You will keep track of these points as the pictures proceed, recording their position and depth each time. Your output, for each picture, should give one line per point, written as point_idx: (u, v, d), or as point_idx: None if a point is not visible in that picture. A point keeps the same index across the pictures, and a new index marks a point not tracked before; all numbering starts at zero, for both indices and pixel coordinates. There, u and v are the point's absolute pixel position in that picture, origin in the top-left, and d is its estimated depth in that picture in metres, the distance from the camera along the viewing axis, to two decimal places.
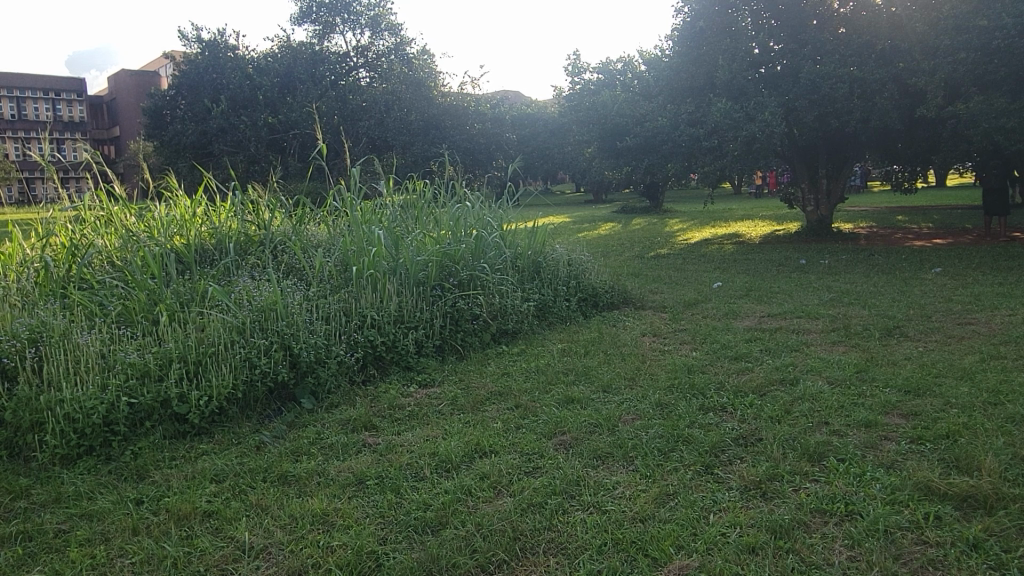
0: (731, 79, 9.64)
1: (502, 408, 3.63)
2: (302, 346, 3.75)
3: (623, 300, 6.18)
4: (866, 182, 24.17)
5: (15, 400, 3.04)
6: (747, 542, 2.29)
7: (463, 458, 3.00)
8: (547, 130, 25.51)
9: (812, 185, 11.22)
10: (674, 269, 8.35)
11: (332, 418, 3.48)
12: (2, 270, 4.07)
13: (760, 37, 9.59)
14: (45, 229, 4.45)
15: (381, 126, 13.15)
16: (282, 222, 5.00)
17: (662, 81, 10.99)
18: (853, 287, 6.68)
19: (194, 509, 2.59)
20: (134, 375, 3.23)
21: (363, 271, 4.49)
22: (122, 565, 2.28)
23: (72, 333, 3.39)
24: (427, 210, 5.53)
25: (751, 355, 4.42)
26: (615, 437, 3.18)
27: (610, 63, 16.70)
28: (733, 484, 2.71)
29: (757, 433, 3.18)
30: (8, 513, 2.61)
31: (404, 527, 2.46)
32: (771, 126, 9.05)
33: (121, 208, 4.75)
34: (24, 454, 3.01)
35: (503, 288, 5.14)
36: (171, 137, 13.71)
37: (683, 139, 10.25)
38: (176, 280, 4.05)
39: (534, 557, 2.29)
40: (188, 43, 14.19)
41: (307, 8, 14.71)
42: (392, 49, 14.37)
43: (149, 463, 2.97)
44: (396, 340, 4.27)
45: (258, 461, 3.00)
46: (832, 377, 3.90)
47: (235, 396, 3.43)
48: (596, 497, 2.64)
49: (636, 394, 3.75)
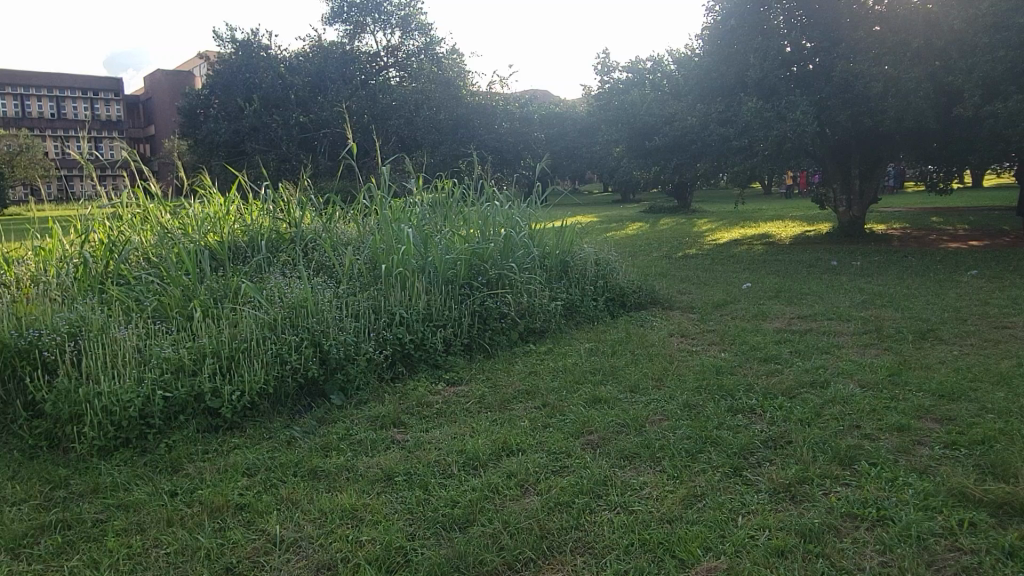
0: (763, 78, 9.54)
1: (529, 407, 3.63)
2: (332, 343, 3.79)
3: (651, 300, 6.15)
4: (900, 182, 23.74)
5: (55, 392, 3.12)
6: (776, 544, 2.28)
7: (491, 456, 3.01)
8: (576, 128, 25.44)
9: (844, 185, 11.07)
10: (703, 269, 8.30)
11: (361, 414, 3.52)
12: (43, 266, 4.19)
13: (792, 35, 9.47)
14: (84, 226, 4.55)
15: (410, 126, 13.23)
16: (313, 220, 5.07)
17: (692, 79, 10.89)
18: (887, 289, 6.58)
19: (226, 502, 2.63)
20: (169, 369, 3.30)
21: (392, 269, 4.54)
22: (157, 554, 2.33)
23: (110, 328, 3.46)
24: (456, 209, 5.55)
25: (781, 356, 4.38)
26: (643, 437, 3.17)
27: (641, 61, 16.55)
28: (762, 487, 2.69)
29: (787, 436, 3.15)
30: (48, 502, 2.68)
31: (433, 524, 2.48)
32: (803, 125, 8.94)
33: (157, 206, 4.85)
34: (64, 445, 3.09)
35: (530, 287, 5.16)
36: (206, 135, 13.93)
37: (713, 138, 10.17)
38: (209, 277, 4.12)
39: (561, 556, 2.29)
40: (221, 43, 14.36)
41: (339, 8, 14.64)
42: (422, 48, 14.31)
43: (183, 456, 3.03)
44: (424, 338, 4.31)
45: (289, 455, 3.05)
46: (863, 381, 3.84)
47: (267, 391, 3.49)
48: (623, 498, 2.64)
49: (664, 394, 3.74)
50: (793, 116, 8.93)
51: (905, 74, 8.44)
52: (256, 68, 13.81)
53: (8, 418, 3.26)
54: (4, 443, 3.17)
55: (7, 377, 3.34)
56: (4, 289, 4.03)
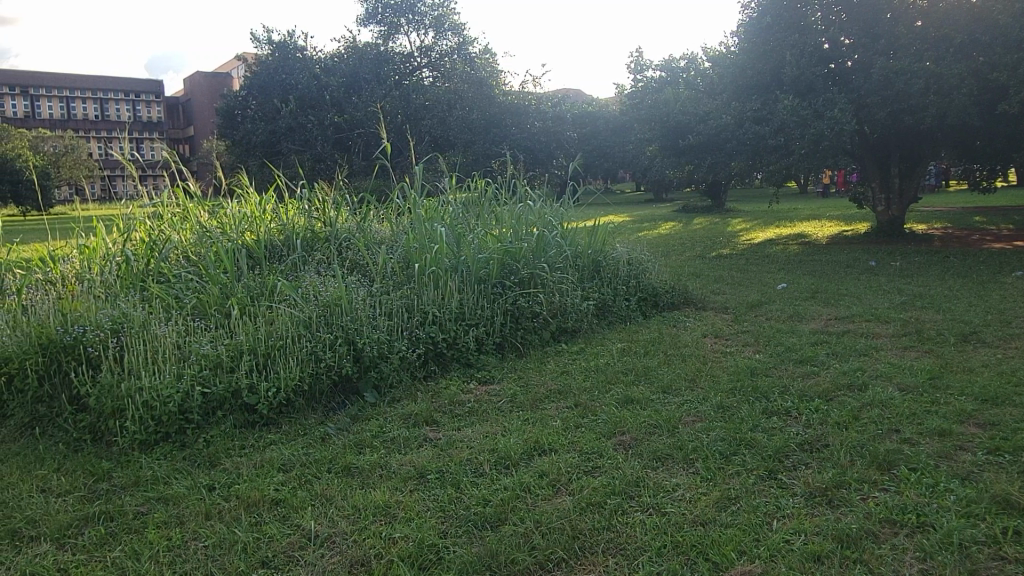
0: (800, 75, 9.40)
1: (561, 407, 3.63)
2: (366, 341, 3.83)
3: (685, 300, 6.10)
4: (941, 180, 23.19)
5: (99, 386, 3.19)
6: (813, 549, 2.24)
7: (523, 455, 3.02)
8: (610, 127, 25.28)
9: (883, 184, 10.85)
10: (737, 270, 8.21)
11: (395, 412, 3.55)
12: (87, 264, 4.30)
13: (830, 31, 9.32)
14: (127, 225, 4.66)
15: (443, 125, 13.32)
16: (347, 219, 5.13)
17: (727, 77, 10.76)
18: (928, 290, 6.43)
19: (263, 496, 2.68)
20: (208, 366, 3.37)
21: (426, 268, 4.57)
22: (196, 547, 2.37)
23: (151, 324, 3.54)
24: (490, 209, 5.58)
25: (818, 358, 4.31)
26: (676, 438, 3.15)
27: (675, 60, 16.38)
28: (798, 491, 2.65)
29: (823, 439, 3.10)
30: (92, 494, 2.75)
31: (465, 522, 2.49)
32: (841, 123, 8.78)
33: (196, 205, 4.95)
34: (107, 438, 3.17)
35: (563, 286, 5.16)
36: (243, 136, 14.15)
37: (748, 137, 10.04)
38: (247, 275, 4.20)
39: (593, 556, 2.29)
40: (258, 44, 14.55)
41: (374, 9, 14.74)
42: (455, 48, 14.36)
43: (221, 450, 3.08)
44: (457, 337, 4.32)
45: (324, 452, 3.08)
46: (903, 384, 3.76)
47: (302, 388, 3.54)
48: (656, 499, 2.62)
49: (697, 395, 3.71)
50: (831, 114, 8.78)
51: (947, 70, 8.24)
52: (292, 69, 13.98)
53: (53, 411, 3.35)
54: (50, 436, 3.27)
55: (52, 372, 3.44)
56: (51, 286, 4.15)
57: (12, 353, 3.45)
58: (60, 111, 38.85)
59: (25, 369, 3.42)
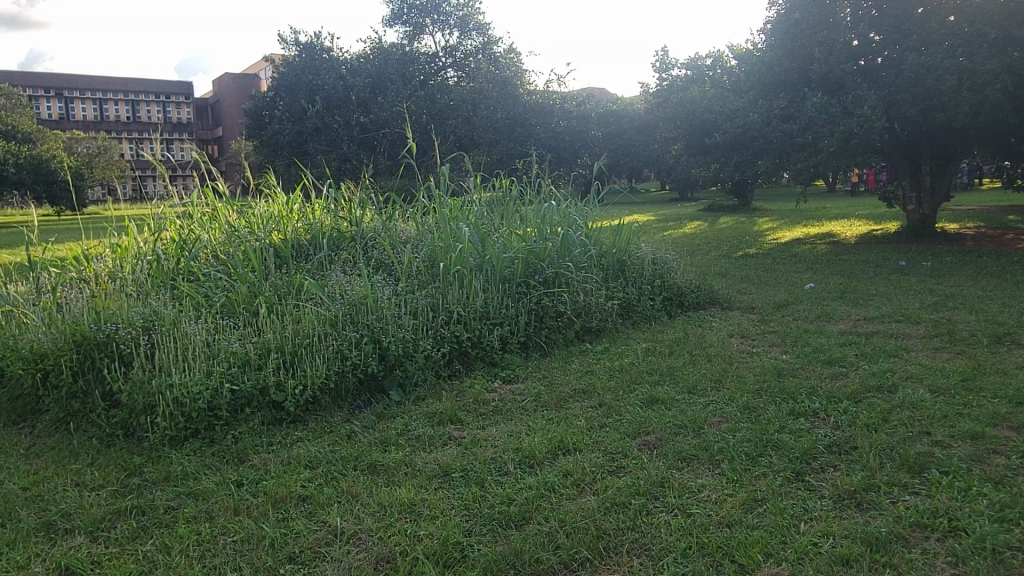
0: (829, 72, 9.30)
1: (586, 406, 3.63)
2: (391, 340, 3.86)
3: (710, 300, 6.05)
4: (974, 178, 22.73)
5: (131, 382, 3.25)
6: (841, 552, 2.22)
7: (548, 454, 3.02)
8: (634, 126, 25.16)
9: (913, 183, 10.67)
10: (764, 269, 8.12)
11: (419, 411, 3.57)
12: (119, 263, 4.38)
13: (860, 27, 9.19)
14: (158, 224, 4.75)
15: (467, 125, 13.34)
16: (373, 218, 5.17)
17: (754, 74, 10.65)
18: (960, 291, 6.31)
19: (290, 493, 2.71)
20: (236, 363, 3.42)
21: (450, 267, 4.59)
22: (225, 542, 2.41)
23: (181, 323, 3.60)
24: (514, 208, 5.58)
25: (846, 359, 4.26)
26: (701, 439, 3.13)
27: (701, 58, 16.22)
28: (826, 493, 2.62)
29: (852, 441, 3.06)
30: (124, 488, 2.81)
31: (489, 520, 2.50)
32: (871, 120, 8.64)
33: (225, 205, 5.02)
34: (138, 434, 3.23)
35: (587, 286, 5.14)
36: (271, 136, 14.29)
37: (776, 135, 9.94)
38: (275, 274, 4.25)
39: (617, 557, 2.28)
40: (285, 46, 14.68)
41: (399, 10, 14.78)
42: (480, 48, 14.35)
43: (249, 447, 3.12)
44: (481, 336, 4.33)
45: (349, 449, 3.11)
46: (934, 386, 3.69)
47: (328, 386, 3.57)
48: (682, 499, 2.61)
49: (723, 395, 3.69)
50: (860, 111, 8.65)
51: (980, 66, 8.07)
52: (319, 69, 14.09)
53: (87, 407, 3.42)
54: (83, 431, 3.34)
55: (86, 368, 3.50)
56: (85, 285, 4.24)
57: (47, 349, 3.52)
58: (93, 113, 39.59)
59: (59, 366, 3.49)
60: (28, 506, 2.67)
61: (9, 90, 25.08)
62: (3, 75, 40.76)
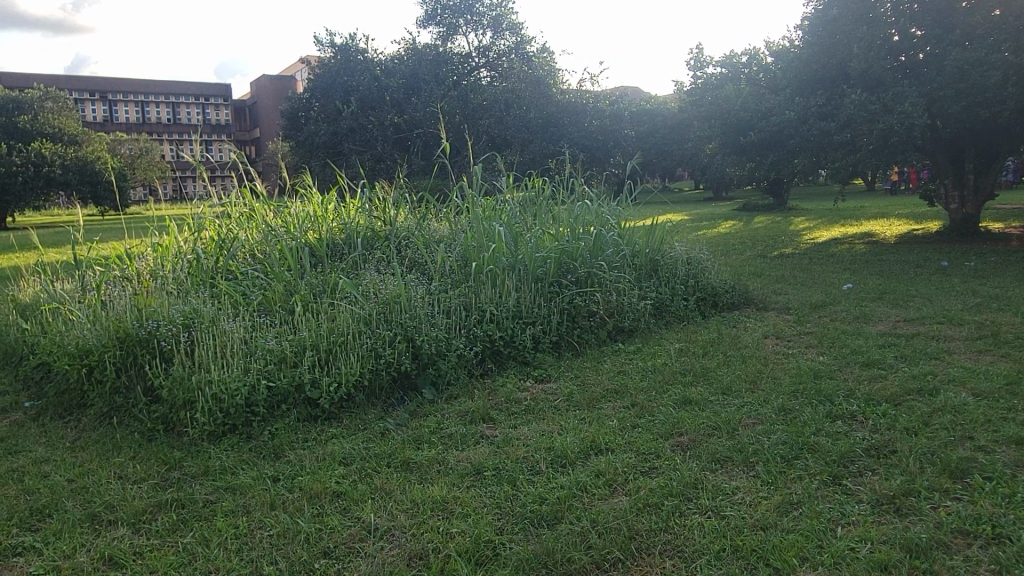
0: (868, 69, 9.11)
1: (618, 406, 3.61)
2: (425, 339, 3.88)
3: (745, 300, 5.99)
4: (1019, 177, 22.14)
5: (171, 379, 3.33)
6: (879, 558, 2.18)
7: (580, 454, 3.01)
8: (667, 125, 24.98)
9: (956, 181, 10.42)
10: (800, 269, 8.00)
11: (452, 409, 3.59)
12: (161, 262, 4.50)
13: (901, 22, 8.99)
14: (197, 224, 4.86)
15: (500, 125, 13.37)
16: (407, 217, 5.21)
17: (790, 71, 10.49)
18: (1004, 292, 6.15)
19: (325, 489, 2.75)
20: (272, 360, 3.48)
21: (483, 266, 4.62)
22: (262, 536, 2.45)
23: (220, 320, 3.67)
24: (547, 207, 5.59)
25: (885, 361, 4.17)
26: (735, 441, 3.09)
27: (736, 55, 15.97)
28: (864, 497, 2.58)
29: (891, 444, 3.00)
30: (164, 482, 2.88)
31: (522, 519, 2.51)
32: (912, 117, 8.45)
33: (262, 205, 5.12)
34: (178, 429, 3.30)
35: (620, 286, 5.12)
36: (307, 137, 14.47)
37: (813, 133, 9.76)
38: (310, 273, 4.32)
39: (650, 558, 2.27)
40: (321, 47, 14.86)
41: (433, 11, 14.82)
42: (512, 48, 14.32)
43: (285, 443, 3.17)
44: (514, 335, 4.34)
45: (383, 446, 3.14)
46: (977, 390, 3.60)
47: (362, 383, 3.61)
48: (715, 502, 2.58)
49: (758, 396, 3.65)
50: (901, 108, 8.47)
51: None
52: (354, 71, 14.23)
53: (129, 402, 3.50)
54: (126, 425, 3.42)
55: (129, 364, 3.59)
56: (128, 282, 4.36)
57: (92, 346, 3.63)
58: (136, 115, 40.55)
59: (103, 362, 3.59)
60: (73, 498, 2.74)
61: (55, 94, 25.77)
62: (50, 79, 42.02)
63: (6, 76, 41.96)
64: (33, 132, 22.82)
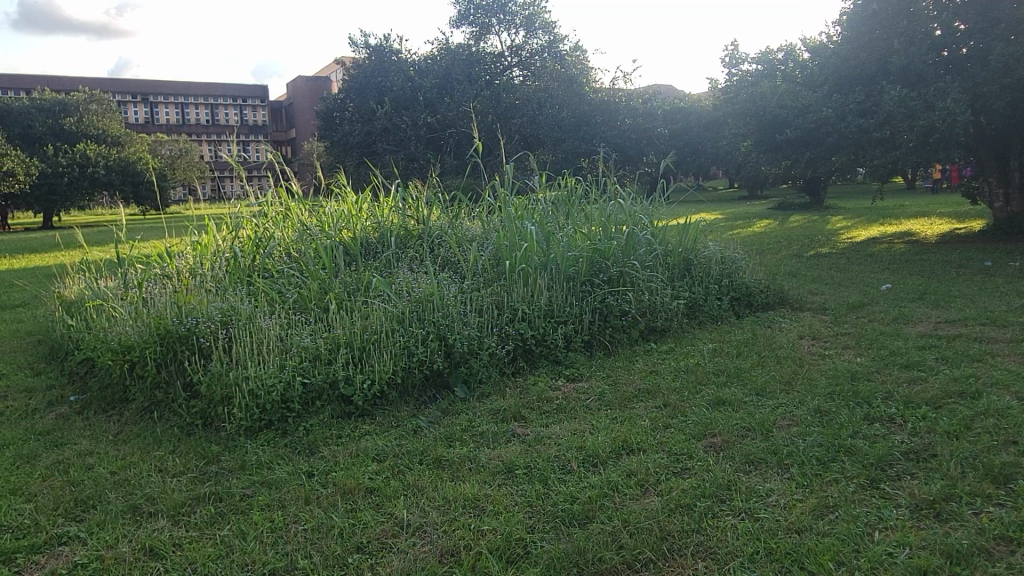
0: (908, 64, 8.92)
1: (650, 406, 3.59)
2: (457, 337, 3.90)
3: (780, 300, 5.91)
4: None
5: (210, 375, 3.40)
6: (918, 564, 2.14)
7: (611, 454, 3.01)
8: (701, 122, 24.73)
9: (1000, 178, 10.14)
10: (837, 269, 7.86)
11: (484, 407, 3.61)
12: (200, 260, 4.60)
13: (942, 17, 8.78)
14: (235, 223, 4.96)
15: (533, 124, 13.37)
16: (439, 216, 5.24)
17: (828, 68, 10.31)
18: None
19: (358, 485, 2.78)
20: (308, 358, 3.54)
21: (515, 266, 4.63)
22: (297, 530, 2.49)
23: (256, 318, 3.75)
24: (579, 207, 5.59)
25: (925, 363, 4.08)
26: (770, 443, 3.05)
27: (772, 52, 15.73)
28: (902, 502, 2.53)
29: (931, 448, 2.93)
30: (202, 475, 2.94)
31: (553, 518, 2.51)
32: (954, 114, 8.20)
33: (298, 205, 5.21)
34: (216, 424, 3.36)
35: (652, 285, 5.08)
36: (341, 138, 14.63)
37: (851, 130, 9.59)
38: (344, 271, 4.38)
39: (682, 559, 2.26)
40: (356, 48, 14.99)
41: (466, 11, 14.84)
42: (545, 47, 14.25)
43: (319, 439, 3.21)
44: (546, 334, 4.34)
45: (416, 443, 3.17)
46: (1021, 393, 3.51)
47: (395, 381, 3.64)
48: (749, 503, 2.56)
49: (794, 398, 3.59)
50: (943, 105, 8.24)
51: None
52: (388, 71, 14.34)
53: (169, 397, 3.58)
54: (165, 419, 3.50)
55: (169, 360, 3.67)
56: (168, 280, 4.47)
57: (134, 342, 3.73)
58: (176, 116, 41.40)
59: (144, 357, 3.68)
60: (115, 490, 2.82)
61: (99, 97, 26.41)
62: (94, 82, 43.21)
63: (52, 79, 43.23)
64: (77, 134, 23.49)
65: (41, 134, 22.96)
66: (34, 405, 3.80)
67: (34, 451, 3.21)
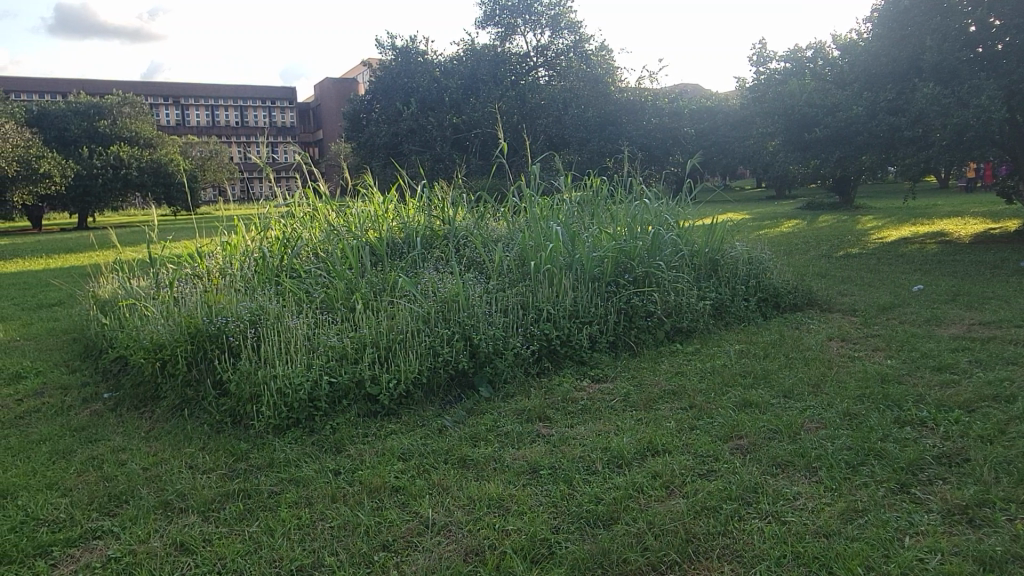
0: (941, 61, 8.75)
1: (676, 408, 3.57)
2: (482, 337, 3.92)
3: (809, 301, 5.83)
4: None
5: (239, 373, 3.46)
6: (950, 569, 2.10)
7: (636, 455, 3.00)
8: (728, 121, 24.51)
9: None
10: (867, 270, 7.74)
11: (508, 407, 3.62)
12: (229, 260, 4.67)
13: (977, 12, 8.62)
14: (263, 223, 5.03)
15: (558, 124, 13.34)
16: (464, 216, 5.26)
17: (858, 65, 10.14)
18: None
19: (384, 483, 2.80)
20: (334, 357, 3.58)
21: (540, 266, 4.64)
22: (323, 527, 2.52)
23: (284, 317, 3.80)
24: (605, 207, 5.57)
25: (958, 366, 4.00)
26: (797, 445, 3.02)
27: (801, 50, 15.52)
28: (934, 507, 2.48)
29: (964, 452, 2.88)
30: (232, 472, 2.98)
31: (577, 519, 2.51)
32: (989, 112, 8.04)
33: (325, 205, 5.26)
34: (245, 421, 3.41)
35: (678, 285, 5.04)
36: (368, 138, 14.72)
37: (882, 129, 9.44)
38: (370, 271, 4.42)
39: (708, 562, 2.25)
40: (382, 50, 15.06)
41: (492, 11, 14.84)
42: (571, 46, 14.21)
43: (346, 437, 3.25)
44: (571, 335, 4.34)
45: (441, 443, 3.19)
46: None
47: (421, 380, 3.66)
48: (775, 506, 2.53)
49: (822, 400, 3.55)
50: (977, 102, 8.09)
51: None
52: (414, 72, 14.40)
53: (199, 395, 3.64)
54: (196, 417, 3.55)
55: (199, 359, 3.73)
56: (198, 280, 4.54)
57: (165, 341, 3.79)
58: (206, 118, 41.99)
59: (176, 356, 3.75)
60: (147, 486, 2.87)
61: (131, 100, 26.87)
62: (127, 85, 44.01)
63: (87, 82, 44.08)
64: (111, 136, 23.94)
65: (77, 136, 23.41)
66: (70, 402, 3.89)
67: (70, 447, 3.28)
